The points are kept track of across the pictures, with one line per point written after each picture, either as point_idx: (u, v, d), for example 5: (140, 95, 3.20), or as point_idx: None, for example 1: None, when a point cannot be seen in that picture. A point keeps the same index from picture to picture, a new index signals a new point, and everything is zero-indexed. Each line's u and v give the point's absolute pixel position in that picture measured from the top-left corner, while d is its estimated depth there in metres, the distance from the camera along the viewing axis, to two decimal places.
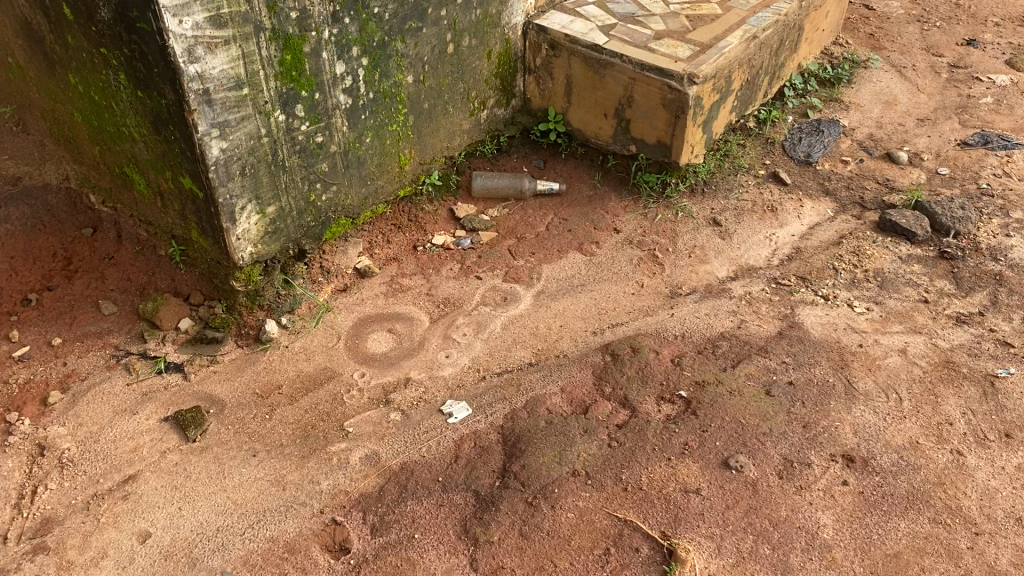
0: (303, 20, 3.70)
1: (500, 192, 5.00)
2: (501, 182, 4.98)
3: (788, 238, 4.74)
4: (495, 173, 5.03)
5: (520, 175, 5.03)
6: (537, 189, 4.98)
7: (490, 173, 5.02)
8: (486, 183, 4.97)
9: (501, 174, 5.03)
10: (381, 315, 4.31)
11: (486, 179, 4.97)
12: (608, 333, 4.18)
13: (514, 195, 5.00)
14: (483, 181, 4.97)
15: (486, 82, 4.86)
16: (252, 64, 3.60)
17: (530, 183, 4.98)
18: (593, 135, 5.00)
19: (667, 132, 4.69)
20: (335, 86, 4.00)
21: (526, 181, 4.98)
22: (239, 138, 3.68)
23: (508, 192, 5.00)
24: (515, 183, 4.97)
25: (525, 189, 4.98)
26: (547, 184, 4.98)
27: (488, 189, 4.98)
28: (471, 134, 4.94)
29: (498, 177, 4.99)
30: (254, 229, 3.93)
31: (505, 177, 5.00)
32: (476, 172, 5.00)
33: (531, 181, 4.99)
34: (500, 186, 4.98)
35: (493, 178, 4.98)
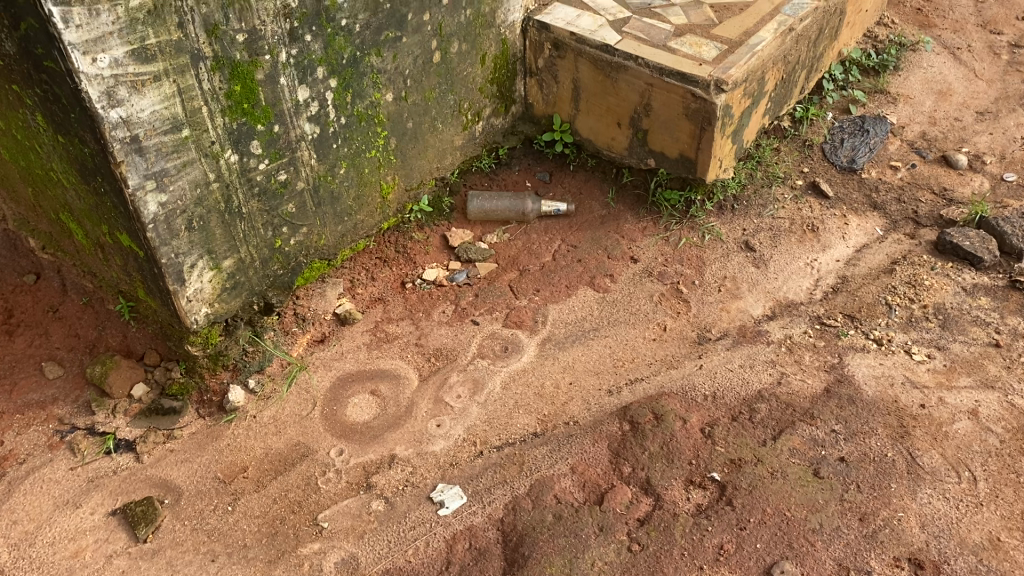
0: (253, 42, 3.08)
1: (499, 214, 4.41)
2: (501, 203, 4.39)
3: (832, 265, 4.12)
4: (494, 192, 4.44)
5: (523, 195, 4.43)
6: (542, 210, 4.38)
7: (488, 192, 4.43)
8: (484, 205, 4.39)
9: (502, 193, 4.44)
10: (363, 373, 3.73)
11: (484, 200, 4.39)
12: (626, 392, 3.60)
13: (516, 218, 4.40)
14: (480, 203, 4.39)
15: (481, 90, 4.23)
16: (192, 101, 2.99)
17: (533, 204, 4.38)
18: (605, 146, 4.37)
19: (690, 146, 4.06)
20: (298, 115, 3.39)
21: (529, 200, 4.38)
22: (182, 188, 3.09)
23: (508, 215, 4.40)
24: (517, 204, 4.38)
25: (529, 211, 4.38)
26: (554, 204, 4.37)
27: (485, 211, 4.39)
28: (465, 149, 4.32)
29: (497, 198, 4.40)
30: (209, 287, 3.36)
31: (505, 197, 4.40)
32: (473, 191, 4.42)
33: (535, 201, 4.39)
34: (499, 209, 4.39)
35: (492, 199, 4.40)
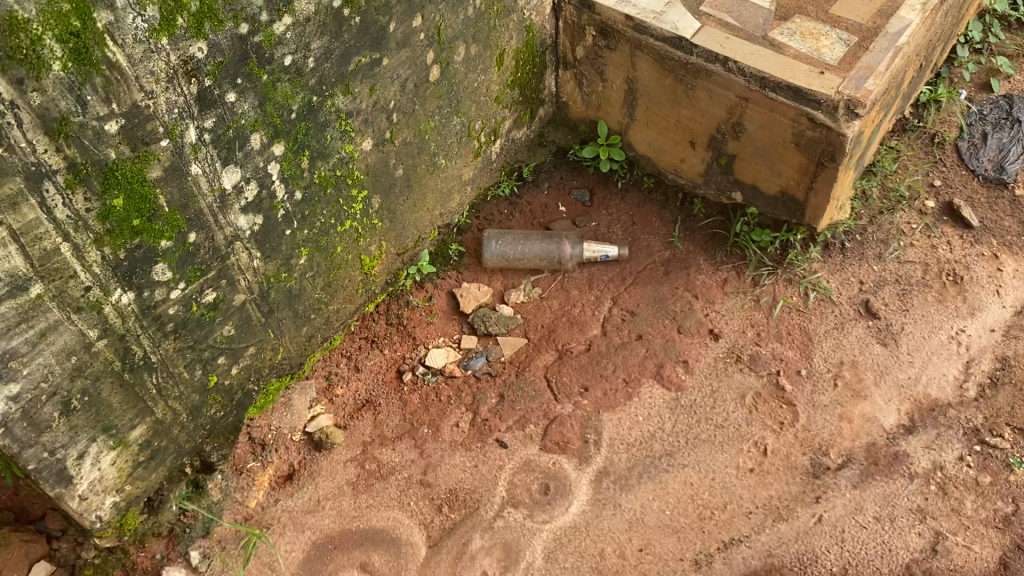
0: (136, 127, 1.87)
1: (528, 262, 3.25)
2: (531, 247, 3.24)
3: (986, 339, 3.01)
4: (519, 231, 3.28)
5: (559, 234, 3.28)
6: (587, 256, 3.23)
7: (511, 231, 3.27)
8: (506, 250, 3.24)
9: (530, 232, 3.28)
10: (349, 537, 2.69)
11: (507, 244, 3.24)
12: (720, 566, 2.57)
13: (550, 266, 3.25)
14: (502, 247, 3.24)
15: (498, 100, 2.99)
16: (40, 241, 1.82)
17: (574, 248, 3.23)
18: (671, 169, 3.16)
19: (798, 183, 2.86)
20: (227, 209, 2.20)
21: (569, 242, 3.24)
22: (45, 364, 1.95)
23: (541, 262, 3.25)
24: (553, 249, 3.23)
25: (569, 258, 3.23)
26: (602, 247, 3.22)
27: (508, 259, 3.25)
28: (479, 179, 3.10)
29: (525, 239, 3.25)
30: (112, 472, 2.26)
31: (534, 239, 3.25)
32: (491, 230, 3.27)
33: (577, 242, 3.24)
34: (529, 254, 3.24)
35: (518, 241, 3.25)
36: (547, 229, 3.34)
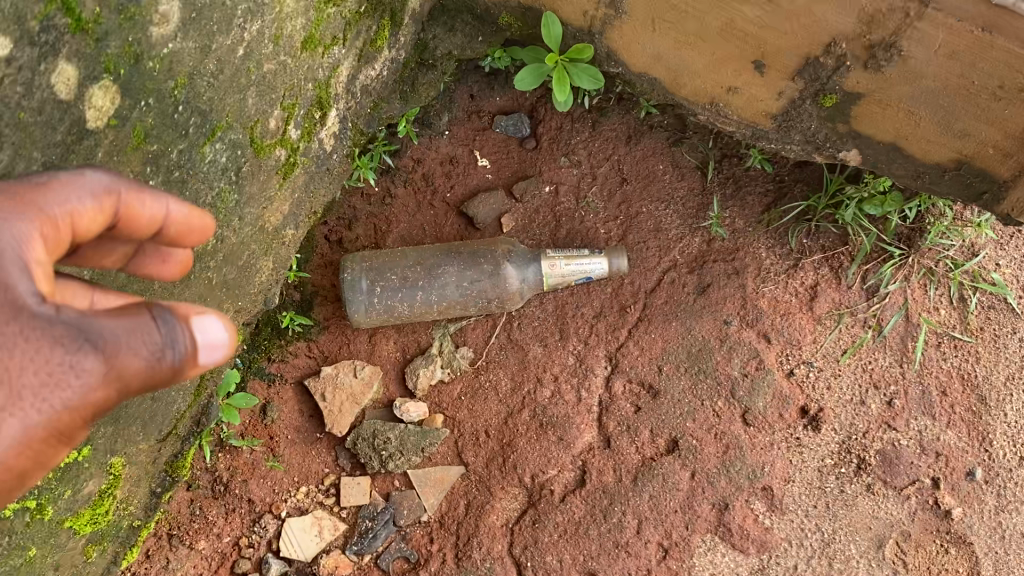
0: None
1: (442, 310, 1.64)
2: (440, 283, 1.62)
3: None
4: (414, 251, 1.66)
5: (492, 242, 1.66)
6: (555, 279, 1.62)
7: (398, 255, 1.65)
8: (394, 300, 1.62)
9: (435, 248, 1.66)
10: None
11: (393, 287, 1.62)
12: None
13: (486, 309, 1.65)
14: (385, 294, 1.62)
15: (311, 41, 1.22)
16: None
17: (524, 269, 1.61)
18: (699, 101, 1.49)
19: (998, 154, 1.31)
20: None
21: (512, 258, 1.62)
22: None
23: (465, 307, 1.64)
24: (482, 278, 1.61)
25: (518, 289, 1.62)
26: (583, 257, 1.61)
27: (403, 313, 1.64)
28: (296, 203, 1.41)
29: (426, 270, 1.62)
30: None
31: (444, 265, 1.62)
32: (360, 262, 1.64)
33: (529, 254, 1.63)
34: (439, 298, 1.62)
35: (412, 277, 1.62)
36: (472, 225, 1.76)
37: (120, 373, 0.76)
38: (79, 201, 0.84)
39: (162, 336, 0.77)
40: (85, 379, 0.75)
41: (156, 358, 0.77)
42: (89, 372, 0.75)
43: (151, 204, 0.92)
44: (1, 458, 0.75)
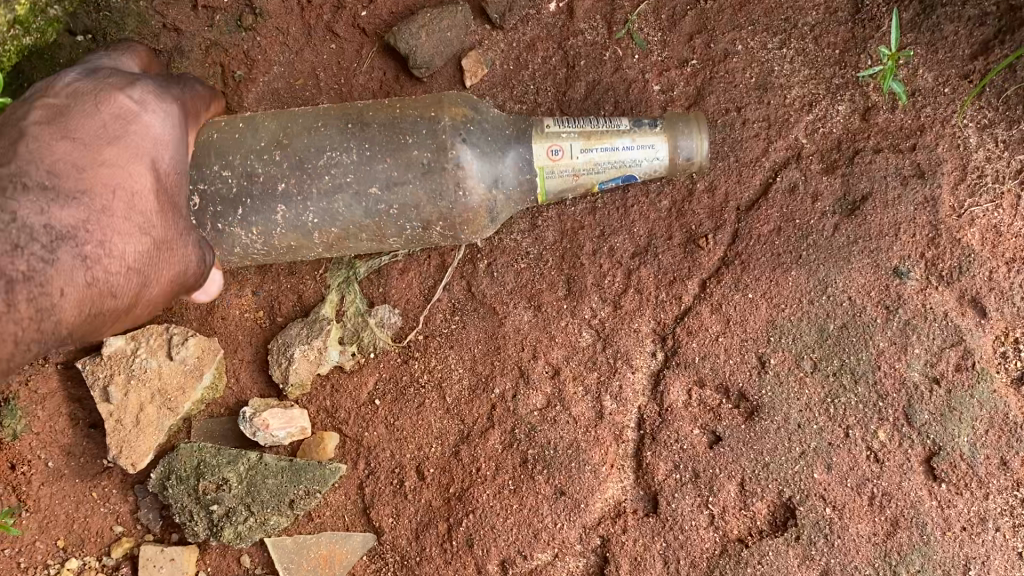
0: None
1: (334, 242, 0.82)
2: (324, 190, 0.78)
3: None
4: (272, 119, 0.81)
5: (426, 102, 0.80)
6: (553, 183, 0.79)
7: (235, 135, 0.80)
8: (231, 224, 0.79)
9: (310, 117, 0.80)
10: None
11: (227, 198, 0.78)
12: None
13: (423, 240, 0.83)
14: (210, 213, 0.79)
15: None
16: None
17: (500, 160, 0.77)
18: None
19: None
20: None
21: (472, 138, 0.77)
22: None
23: (380, 234, 0.81)
24: (411, 178, 0.77)
25: (489, 203, 0.78)
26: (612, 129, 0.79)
27: (253, 247, 0.82)
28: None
29: (294, 161, 0.78)
30: None
31: (331, 151, 0.78)
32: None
33: (508, 131, 0.78)
34: (325, 218, 0.79)
35: (265, 177, 0.78)
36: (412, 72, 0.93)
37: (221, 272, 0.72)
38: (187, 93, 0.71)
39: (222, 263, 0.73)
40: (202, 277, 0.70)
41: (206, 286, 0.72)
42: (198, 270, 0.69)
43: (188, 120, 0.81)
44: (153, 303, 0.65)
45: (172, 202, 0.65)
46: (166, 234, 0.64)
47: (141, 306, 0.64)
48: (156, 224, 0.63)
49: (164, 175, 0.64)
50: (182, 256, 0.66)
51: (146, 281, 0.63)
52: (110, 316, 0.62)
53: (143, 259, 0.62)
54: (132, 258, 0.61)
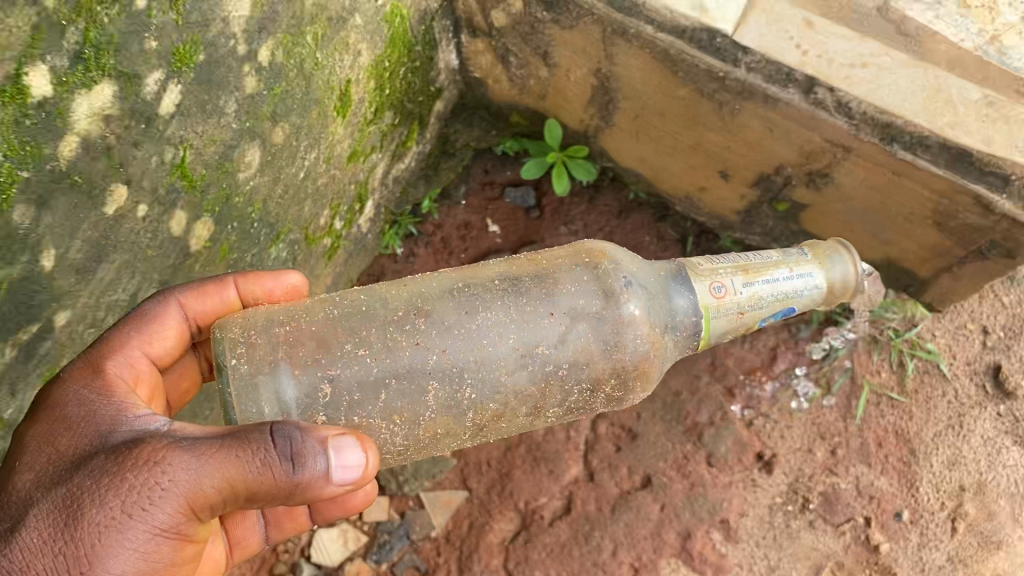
0: None
1: (491, 362, 1.11)
2: (493, 324, 1.12)
3: None
4: (390, 292, 1.16)
5: (534, 263, 1.19)
6: (715, 323, 1.14)
7: (363, 307, 1.13)
8: (375, 412, 1.08)
9: (415, 285, 1.17)
10: None
11: (395, 349, 1.10)
12: None
13: (541, 386, 1.13)
14: (332, 408, 1.07)
15: (355, 154, 1.51)
16: None
17: (669, 305, 1.14)
18: (675, 191, 1.75)
19: (919, 261, 1.58)
20: None
21: (565, 299, 1.13)
22: None
23: (524, 397, 1.12)
24: (582, 321, 1.12)
25: (649, 353, 1.13)
26: (772, 280, 1.14)
27: (395, 441, 1.11)
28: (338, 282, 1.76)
29: (432, 322, 1.12)
30: None
31: (484, 312, 1.13)
32: (246, 334, 1.09)
33: (598, 303, 1.13)
34: (486, 394, 1.11)
35: (385, 344, 1.10)
36: None
37: (243, 450, 0.87)
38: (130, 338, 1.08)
39: (278, 448, 0.88)
40: (197, 472, 0.87)
41: (289, 469, 0.88)
42: (207, 477, 0.87)
43: (199, 300, 1.15)
44: (147, 550, 0.88)
45: (107, 474, 0.88)
46: (98, 513, 0.86)
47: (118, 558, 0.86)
48: (74, 512, 0.87)
49: (79, 484, 0.88)
50: (140, 521, 0.87)
51: (104, 568, 0.86)
52: None
53: (77, 553, 0.86)
54: (42, 534, 0.87)
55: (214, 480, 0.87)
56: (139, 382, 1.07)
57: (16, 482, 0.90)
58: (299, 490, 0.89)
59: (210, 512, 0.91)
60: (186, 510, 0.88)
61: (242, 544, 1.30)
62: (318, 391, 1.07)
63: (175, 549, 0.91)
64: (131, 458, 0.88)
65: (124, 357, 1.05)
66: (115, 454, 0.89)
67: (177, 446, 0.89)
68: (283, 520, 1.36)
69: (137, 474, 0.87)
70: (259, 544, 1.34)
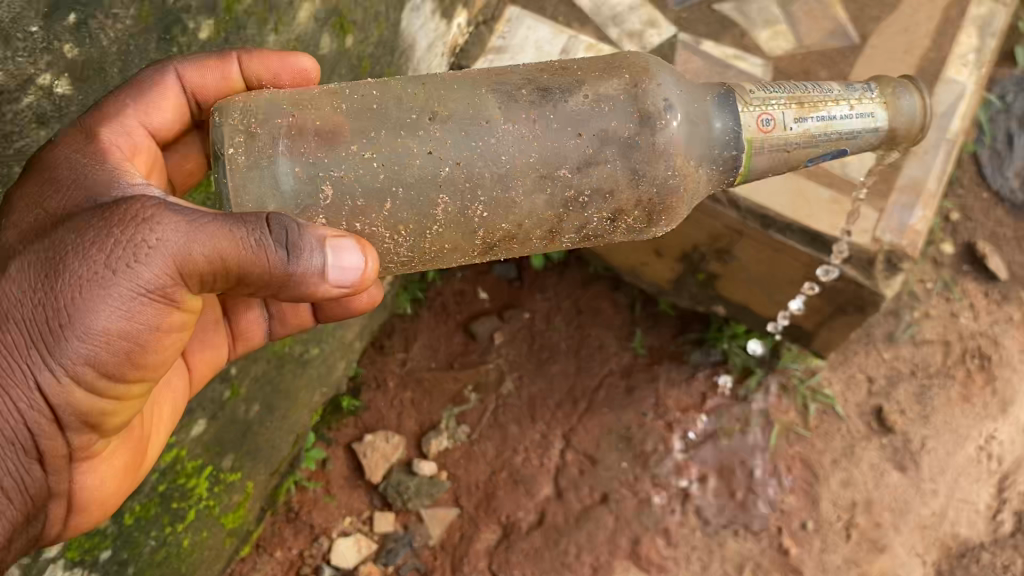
0: None
1: (512, 169, 1.16)
2: (516, 125, 1.17)
3: (1020, 447, 2.44)
4: (422, 91, 1.18)
5: (561, 72, 1.21)
6: (760, 160, 1.20)
7: (374, 105, 1.17)
8: (376, 221, 1.16)
9: (434, 84, 1.19)
10: None
11: (421, 163, 1.15)
12: None
13: (555, 207, 1.19)
14: (332, 211, 1.14)
15: None
16: None
17: (705, 130, 1.19)
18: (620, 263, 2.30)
19: (805, 316, 2.10)
20: None
21: (595, 119, 1.17)
22: None
23: (540, 219, 1.19)
24: (608, 117, 1.17)
25: (679, 187, 1.19)
26: (829, 114, 1.21)
27: (414, 175, 1.15)
28: None
29: (455, 121, 1.16)
30: None
31: (504, 126, 1.16)
32: (246, 124, 1.16)
33: (633, 126, 1.17)
34: (499, 214, 1.18)
35: (390, 145, 1.15)
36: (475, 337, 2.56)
37: (237, 228, 1.02)
38: (121, 136, 1.19)
39: (273, 235, 1.02)
40: (184, 241, 1.01)
41: (285, 257, 1.02)
42: (195, 241, 1.01)
43: (197, 72, 1.24)
44: (135, 305, 1.03)
45: (101, 228, 1.02)
46: (87, 255, 1.01)
47: (108, 307, 1.02)
48: (67, 252, 1.02)
49: (79, 238, 1.02)
50: (126, 266, 1.01)
51: (88, 284, 1.01)
52: (78, 326, 1.02)
53: (72, 298, 1.01)
54: (37, 289, 1.02)
55: (204, 247, 1.01)
56: (135, 152, 1.23)
57: (9, 236, 1.07)
58: (291, 279, 1.04)
59: (197, 285, 1.06)
60: (170, 271, 1.02)
61: (245, 335, 1.53)
62: (335, 143, 1.15)
63: (159, 314, 1.06)
64: (119, 215, 1.03)
65: (119, 127, 1.19)
66: (110, 212, 1.04)
67: (165, 208, 1.03)
68: (287, 315, 1.56)
69: (127, 234, 1.02)
70: (262, 336, 1.57)
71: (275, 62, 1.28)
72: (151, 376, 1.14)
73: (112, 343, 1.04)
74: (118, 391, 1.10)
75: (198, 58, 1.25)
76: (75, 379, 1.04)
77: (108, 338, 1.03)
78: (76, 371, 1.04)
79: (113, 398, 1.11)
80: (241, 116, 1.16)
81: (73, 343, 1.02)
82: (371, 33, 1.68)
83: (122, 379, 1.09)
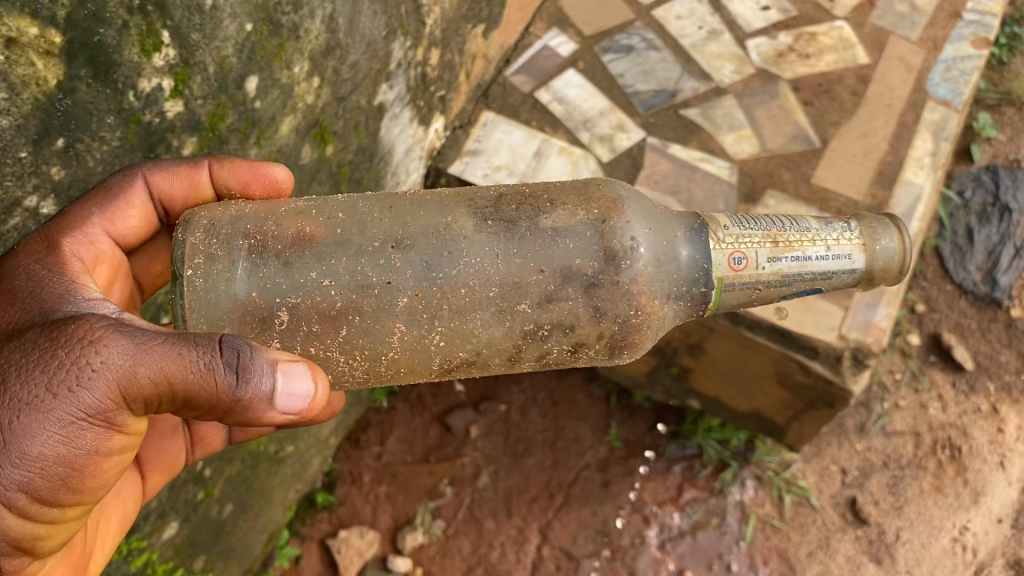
0: None
1: (471, 293, 1.13)
2: (478, 251, 1.14)
3: (994, 537, 2.45)
4: (387, 216, 1.16)
5: (526, 201, 1.19)
6: (730, 295, 1.23)
7: (343, 233, 1.15)
8: (337, 346, 1.13)
9: (403, 211, 1.17)
10: None
11: (385, 293, 1.12)
12: None
13: (512, 340, 1.16)
14: (288, 333, 1.12)
15: None
16: None
17: (670, 264, 1.19)
18: None
19: (776, 410, 2.14)
20: None
21: (560, 256, 1.14)
22: None
23: (499, 348, 1.16)
24: (574, 255, 1.15)
25: (640, 327, 1.18)
26: (806, 255, 1.23)
27: (372, 298, 1.12)
28: None
29: (421, 246, 1.14)
30: None
31: (467, 257, 1.13)
32: (209, 243, 1.13)
33: (596, 264, 1.15)
34: (459, 344, 1.15)
35: (354, 271, 1.12)
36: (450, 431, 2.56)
37: (187, 350, 0.98)
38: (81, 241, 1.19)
39: (224, 357, 0.98)
40: (132, 360, 0.97)
41: (233, 380, 0.99)
42: (142, 362, 0.97)
43: (168, 180, 1.25)
44: (76, 426, 0.97)
45: (44, 349, 0.98)
46: (30, 376, 0.96)
47: (48, 430, 0.96)
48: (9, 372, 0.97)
49: (22, 359, 0.97)
50: (69, 387, 0.96)
51: (29, 407, 0.95)
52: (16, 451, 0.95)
53: (11, 422, 0.95)
54: None
55: (151, 368, 0.97)
56: (99, 261, 1.25)
57: None
58: (239, 404, 1.00)
59: (142, 407, 1.01)
60: (115, 394, 0.98)
61: (204, 440, 1.54)
62: (301, 262, 1.12)
63: (101, 438, 1.00)
64: (66, 335, 0.99)
65: (84, 237, 1.19)
66: (56, 332, 0.99)
67: (113, 331, 0.99)
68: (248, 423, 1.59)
69: (71, 352, 0.97)
70: (222, 442, 1.58)
71: (249, 171, 1.31)
72: (90, 499, 1.06)
73: (52, 465, 0.98)
74: (53, 515, 1.02)
75: (173, 162, 1.26)
76: (8, 504, 0.97)
77: (46, 462, 0.97)
78: (10, 496, 0.97)
79: (47, 523, 1.03)
80: (201, 218, 1.17)
81: (8, 467, 0.96)
82: (351, 142, 1.74)
83: (56, 504, 1.02)
